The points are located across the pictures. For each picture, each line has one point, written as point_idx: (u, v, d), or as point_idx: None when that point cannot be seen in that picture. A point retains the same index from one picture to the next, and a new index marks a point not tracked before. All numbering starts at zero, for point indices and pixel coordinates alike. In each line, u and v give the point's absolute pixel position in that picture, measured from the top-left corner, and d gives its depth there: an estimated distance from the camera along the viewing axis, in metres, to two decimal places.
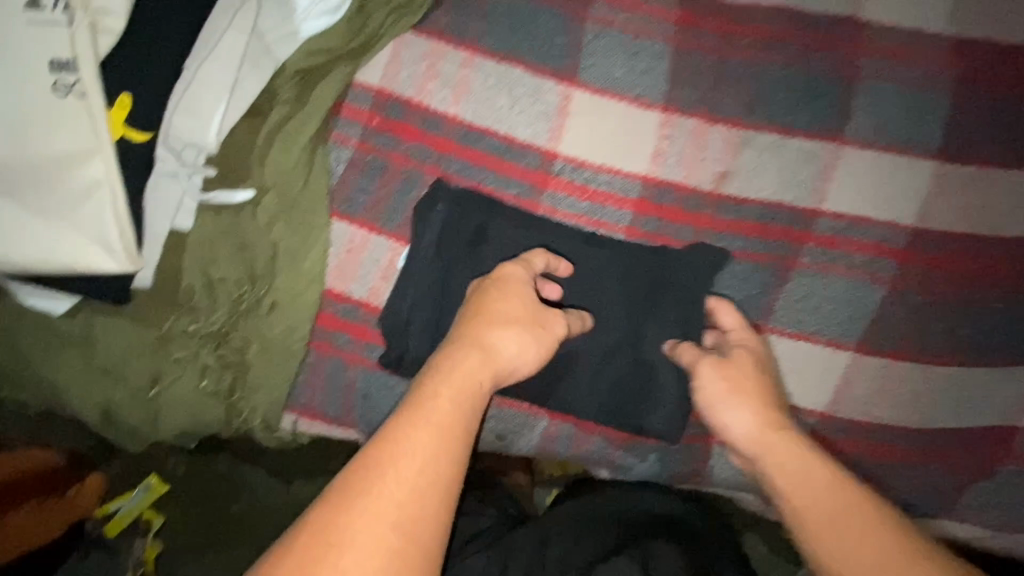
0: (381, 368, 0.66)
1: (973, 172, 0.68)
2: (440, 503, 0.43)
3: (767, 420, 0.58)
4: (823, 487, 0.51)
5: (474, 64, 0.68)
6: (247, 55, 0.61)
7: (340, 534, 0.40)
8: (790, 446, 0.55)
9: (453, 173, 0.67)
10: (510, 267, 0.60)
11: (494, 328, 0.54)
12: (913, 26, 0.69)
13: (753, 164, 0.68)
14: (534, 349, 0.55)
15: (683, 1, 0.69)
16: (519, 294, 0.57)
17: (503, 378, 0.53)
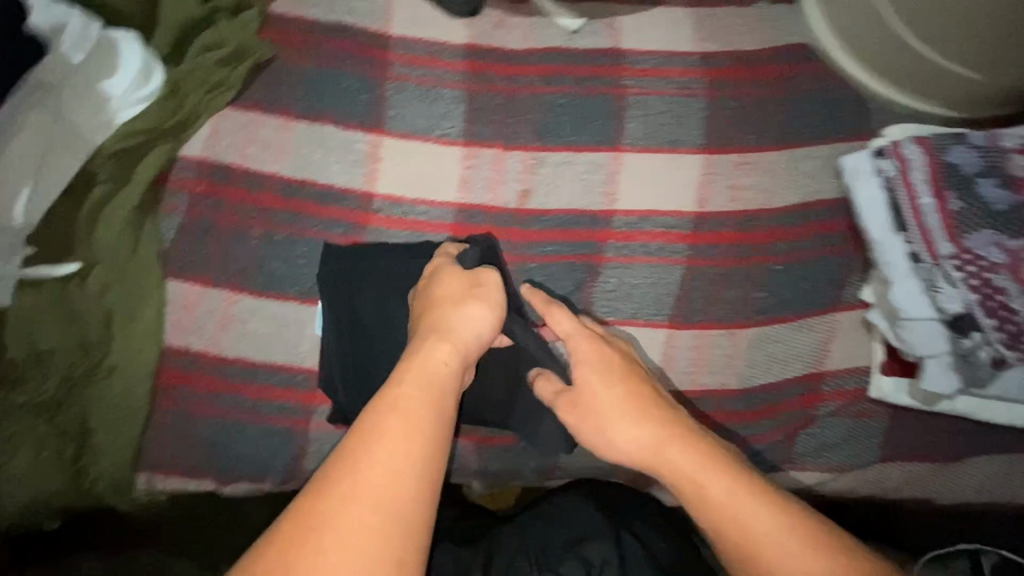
0: (225, 413, 0.69)
1: (739, 159, 0.77)
2: (416, 479, 0.48)
3: (649, 443, 0.61)
4: (733, 509, 0.55)
5: (288, 127, 0.75)
6: (54, 142, 0.68)
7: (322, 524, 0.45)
8: (693, 461, 0.58)
9: (279, 224, 0.72)
10: (437, 260, 0.69)
11: (447, 310, 0.63)
12: (665, 48, 0.80)
13: (550, 180, 0.77)
14: (483, 321, 0.63)
15: (469, 53, 0.79)
16: (455, 277, 0.66)
17: (470, 351, 0.61)
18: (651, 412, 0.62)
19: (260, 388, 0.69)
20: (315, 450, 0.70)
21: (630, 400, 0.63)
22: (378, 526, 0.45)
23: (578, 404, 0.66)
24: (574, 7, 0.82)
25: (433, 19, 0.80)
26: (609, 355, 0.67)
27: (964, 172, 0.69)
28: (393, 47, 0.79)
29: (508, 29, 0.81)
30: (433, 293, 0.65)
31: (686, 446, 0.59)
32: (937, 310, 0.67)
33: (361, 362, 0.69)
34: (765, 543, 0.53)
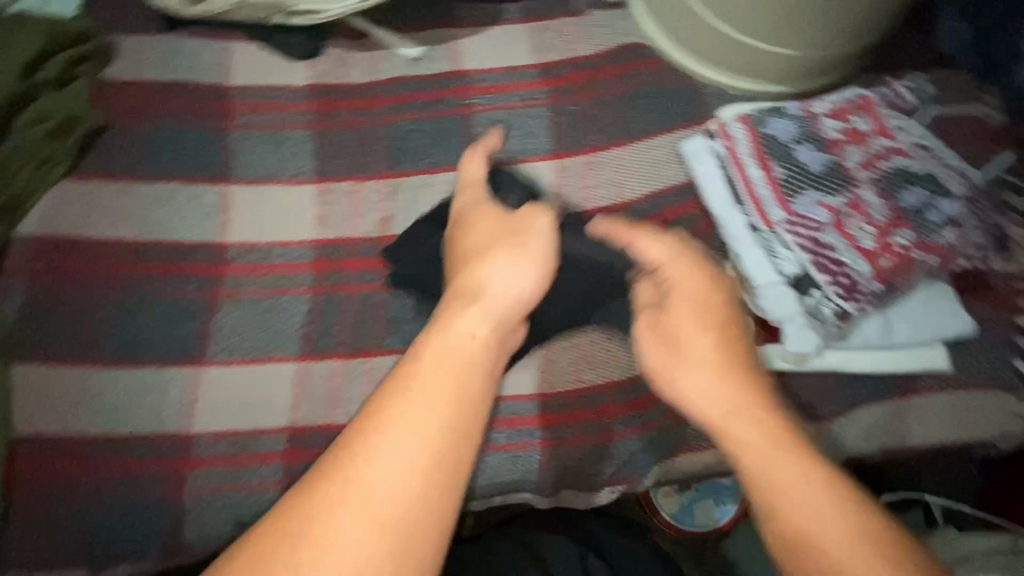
0: (84, 499, 0.63)
1: (587, 159, 0.80)
2: (416, 496, 0.45)
3: (723, 402, 0.53)
4: (795, 483, 0.48)
5: (131, 189, 0.73)
6: None
7: (314, 519, 0.44)
8: (763, 429, 0.51)
9: (130, 288, 0.70)
10: (462, 205, 0.66)
11: (486, 262, 0.58)
12: (505, 64, 0.84)
13: (407, 204, 0.77)
14: (532, 276, 0.57)
15: (313, 94, 0.81)
16: (499, 223, 0.62)
17: (507, 310, 0.56)
18: (738, 365, 0.54)
19: (121, 464, 0.65)
20: (191, 520, 0.64)
21: (715, 349, 0.55)
22: (379, 528, 0.44)
23: (665, 339, 0.58)
24: (413, 37, 0.85)
25: (273, 66, 0.82)
26: (711, 291, 0.58)
27: (781, 141, 0.74)
28: (236, 97, 0.79)
29: (351, 67, 0.83)
30: (467, 241, 0.61)
31: (766, 404, 0.52)
32: (779, 274, 0.71)
33: (228, 416, 0.67)
34: (820, 528, 0.46)
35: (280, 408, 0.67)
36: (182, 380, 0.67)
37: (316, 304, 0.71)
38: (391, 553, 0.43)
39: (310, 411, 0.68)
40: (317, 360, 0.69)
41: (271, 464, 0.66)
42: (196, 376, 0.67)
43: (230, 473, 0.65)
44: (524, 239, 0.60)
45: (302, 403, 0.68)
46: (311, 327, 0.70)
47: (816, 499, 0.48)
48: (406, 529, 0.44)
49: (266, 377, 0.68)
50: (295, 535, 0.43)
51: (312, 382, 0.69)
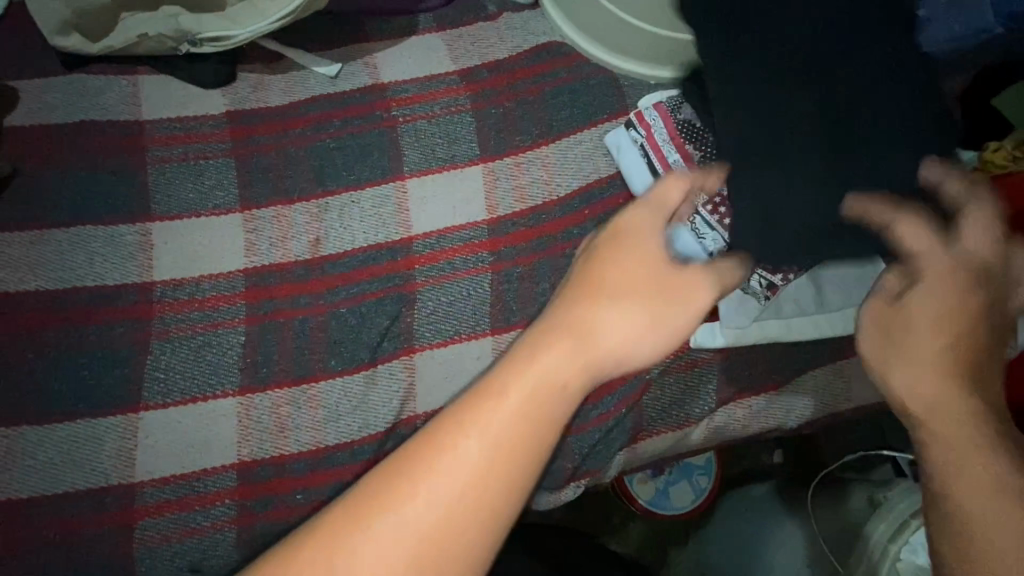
0: (27, 564, 0.61)
1: (515, 159, 0.80)
2: (475, 538, 0.41)
3: (925, 394, 0.48)
4: (981, 488, 0.43)
5: (45, 237, 0.70)
6: None
7: (377, 532, 0.41)
8: (965, 415, 0.46)
9: (52, 340, 0.67)
10: (634, 214, 0.56)
11: (600, 305, 0.51)
12: (425, 73, 0.84)
13: (339, 222, 0.76)
14: (648, 342, 0.51)
15: (231, 121, 0.79)
16: (643, 264, 0.53)
17: (611, 364, 0.50)
18: (957, 360, 0.49)
19: (63, 524, 0.62)
20: (145, 572, 0.63)
21: (927, 339, 0.50)
22: (437, 558, 0.41)
23: (885, 327, 0.53)
24: (329, 54, 0.84)
25: (184, 96, 0.80)
26: (965, 293, 0.52)
27: (696, 124, 0.78)
28: (148, 132, 0.77)
29: (267, 90, 0.82)
30: (598, 269, 0.53)
31: (977, 393, 0.47)
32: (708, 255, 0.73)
33: (170, 460, 0.65)
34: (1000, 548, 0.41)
35: (225, 445, 0.66)
36: (118, 429, 0.65)
37: (251, 335, 0.70)
38: None
39: (256, 444, 0.66)
40: (258, 391, 0.68)
41: (222, 504, 0.65)
42: (131, 423, 0.65)
43: (183, 517, 0.64)
44: (630, 266, 0.53)
45: (248, 437, 0.66)
46: (250, 358, 0.69)
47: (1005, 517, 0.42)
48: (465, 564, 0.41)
49: (206, 415, 0.66)
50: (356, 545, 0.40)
51: (256, 415, 0.67)
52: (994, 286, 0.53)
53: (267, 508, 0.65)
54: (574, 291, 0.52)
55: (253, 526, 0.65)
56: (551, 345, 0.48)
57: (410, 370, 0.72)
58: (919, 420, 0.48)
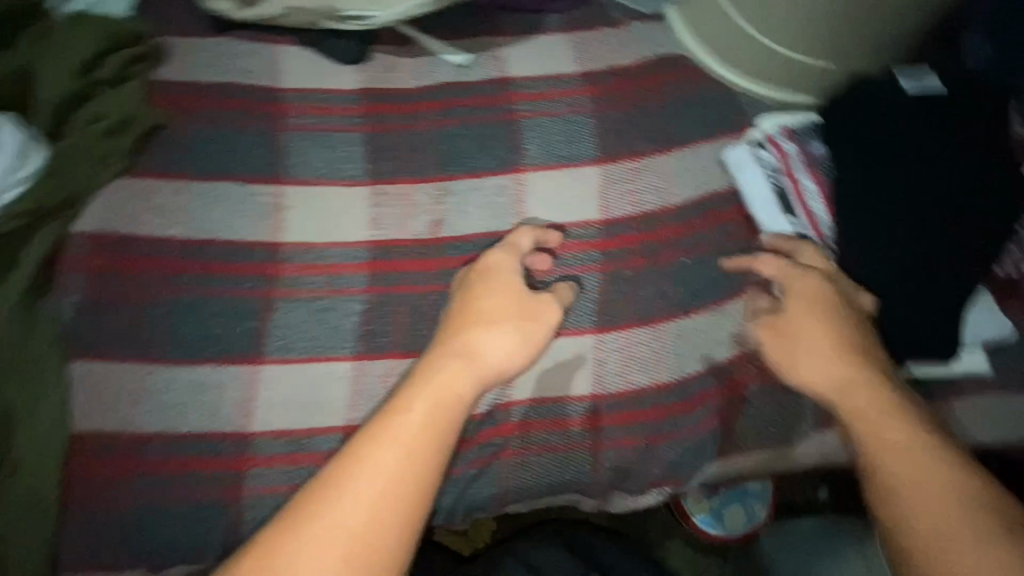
0: (150, 495, 0.65)
1: (633, 163, 0.81)
2: (401, 516, 0.56)
3: (833, 380, 0.67)
4: (900, 459, 0.60)
5: (187, 189, 0.74)
6: None
7: (323, 524, 0.55)
8: (871, 403, 0.65)
9: (187, 286, 0.70)
10: (496, 256, 0.72)
11: (477, 330, 0.67)
12: (551, 73, 0.86)
13: (458, 206, 0.78)
14: (517, 353, 0.68)
15: (365, 97, 0.82)
16: (505, 296, 0.70)
17: (493, 376, 0.67)
18: (847, 351, 0.68)
19: (188, 460, 0.66)
20: (251, 519, 0.67)
21: (823, 337, 0.69)
22: (381, 530, 0.56)
23: (777, 329, 0.72)
24: (460, 43, 0.87)
25: (323, 69, 0.83)
26: (826, 293, 0.71)
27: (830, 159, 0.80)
28: (287, 99, 0.81)
29: (398, 72, 0.85)
30: (474, 300, 0.69)
31: (870, 378, 0.66)
32: None
33: (289, 416, 0.68)
34: (920, 500, 0.58)
35: (336, 408, 0.69)
36: (240, 378, 0.68)
37: (371, 304, 0.72)
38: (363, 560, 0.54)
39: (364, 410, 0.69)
40: (371, 360, 0.70)
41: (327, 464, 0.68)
42: (253, 374, 0.68)
43: (295, 471, 0.67)
44: (493, 297, 0.69)
45: (358, 402, 0.69)
46: (369, 327, 0.71)
47: (924, 476, 0.59)
48: (396, 530, 0.56)
49: (322, 376, 0.69)
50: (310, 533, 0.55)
51: (367, 382, 0.70)
52: (851, 293, 0.73)
53: None
54: (453, 323, 0.68)
55: None
56: (434, 365, 0.65)
57: None
58: (834, 398, 0.67)
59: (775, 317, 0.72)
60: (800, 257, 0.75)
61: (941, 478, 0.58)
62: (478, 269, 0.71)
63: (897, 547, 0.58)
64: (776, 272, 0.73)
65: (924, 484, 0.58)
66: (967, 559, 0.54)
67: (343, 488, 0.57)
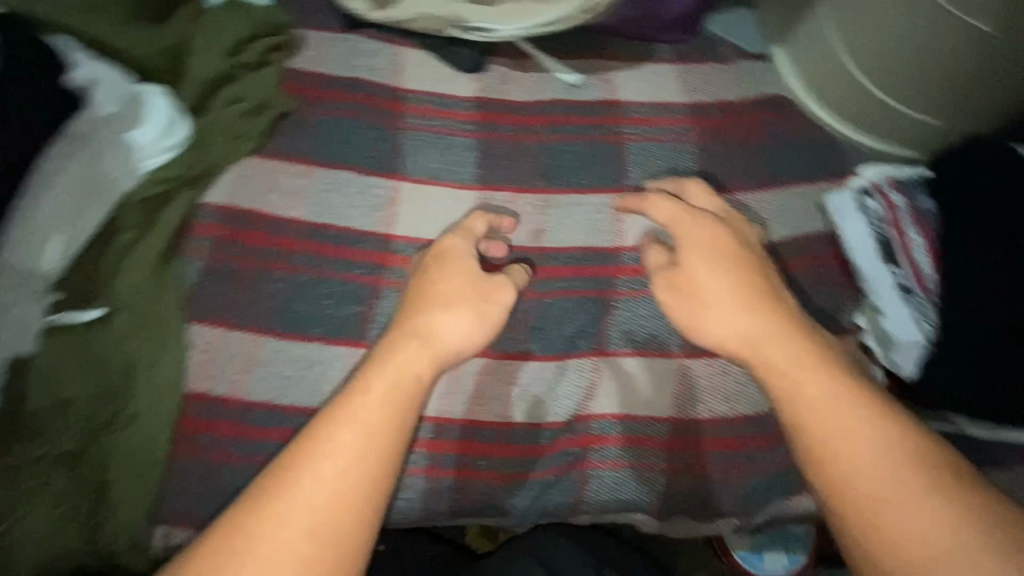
0: (247, 462, 0.68)
1: (732, 197, 0.84)
2: (360, 501, 0.53)
3: (745, 335, 0.63)
4: (827, 409, 0.56)
5: (310, 173, 0.77)
6: (91, 191, 0.67)
7: (278, 511, 0.52)
8: (796, 359, 0.60)
9: (302, 265, 0.74)
10: (452, 242, 0.71)
11: (438, 313, 0.65)
12: (658, 100, 0.89)
13: (559, 219, 0.81)
14: (472, 332, 0.66)
15: (480, 106, 0.86)
16: (461, 279, 0.68)
17: (450, 358, 0.65)
18: (755, 306, 0.64)
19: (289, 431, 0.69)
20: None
21: (732, 294, 0.65)
22: (342, 507, 0.53)
23: (676, 285, 0.68)
24: (573, 63, 0.90)
25: (443, 75, 0.87)
26: (721, 238, 0.68)
27: (936, 215, 0.80)
28: (408, 100, 0.85)
29: (512, 85, 0.88)
30: (428, 287, 0.67)
31: (806, 345, 0.61)
32: (922, 336, 0.76)
33: None
34: (864, 454, 0.54)
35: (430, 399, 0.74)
36: (342, 360, 0.71)
37: None
38: (327, 547, 0.51)
39: (456, 405, 0.75)
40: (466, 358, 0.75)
41: (417, 452, 0.73)
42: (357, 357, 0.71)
43: None
44: (453, 278, 0.68)
45: (451, 395, 0.75)
46: None
47: (859, 424, 0.55)
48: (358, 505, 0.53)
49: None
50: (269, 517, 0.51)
51: (460, 376, 0.75)
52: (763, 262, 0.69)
53: (459, 463, 0.74)
54: (409, 310, 0.66)
55: (439, 477, 0.74)
56: (389, 350, 0.62)
57: (597, 371, 0.77)
58: (754, 357, 0.63)
59: (676, 274, 0.68)
60: (690, 197, 0.76)
61: (895, 454, 0.54)
62: (434, 253, 0.70)
63: (838, 509, 0.54)
64: (670, 216, 0.72)
65: (864, 461, 0.54)
66: (898, 506, 0.52)
67: (302, 472, 0.53)
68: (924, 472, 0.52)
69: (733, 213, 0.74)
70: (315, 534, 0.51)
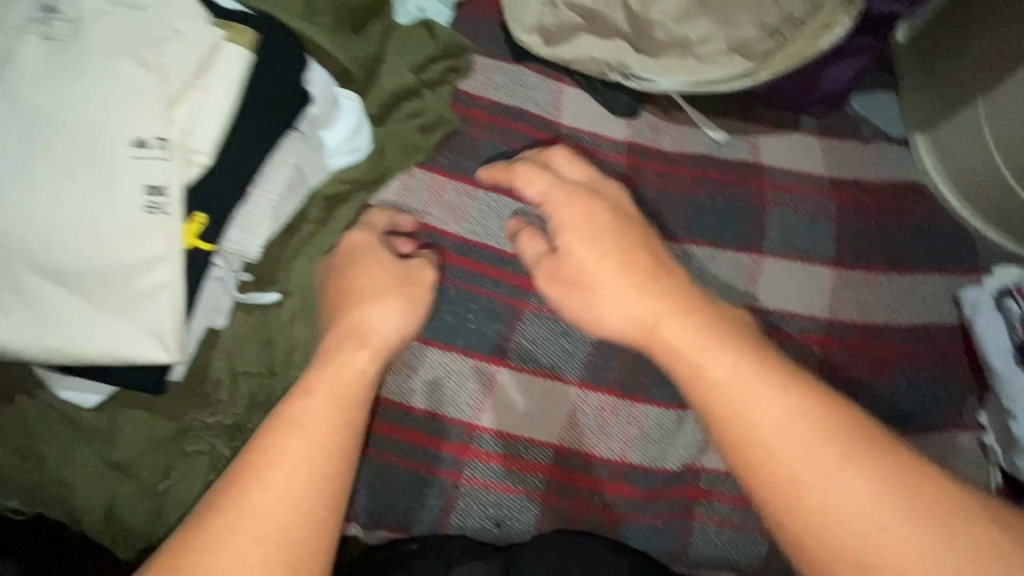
0: (381, 458, 0.73)
1: (865, 276, 0.86)
2: (318, 505, 0.50)
3: (638, 320, 0.56)
4: (742, 393, 0.49)
5: (472, 193, 0.82)
6: (294, 183, 0.68)
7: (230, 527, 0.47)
8: (693, 343, 0.52)
9: (454, 278, 0.79)
10: (357, 234, 0.69)
11: (365, 309, 0.62)
12: (801, 168, 0.91)
13: (695, 271, 0.85)
14: (398, 317, 0.63)
15: (629, 149, 0.90)
16: (380, 273, 0.65)
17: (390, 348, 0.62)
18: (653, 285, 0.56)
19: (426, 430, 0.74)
20: (461, 506, 0.74)
21: (622, 284, 0.56)
22: (295, 490, 0.49)
23: (558, 275, 0.61)
24: (722, 122, 0.93)
25: (599, 116, 0.92)
26: (596, 214, 0.61)
27: None
28: (564, 134, 0.90)
29: (662, 133, 0.92)
30: (353, 281, 0.65)
31: (687, 331, 0.53)
32: None
33: (520, 419, 0.76)
34: (775, 438, 0.47)
35: (555, 425, 0.77)
36: (481, 373, 0.76)
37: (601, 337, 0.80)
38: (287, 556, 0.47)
39: (578, 434, 0.77)
40: (591, 390, 0.78)
41: (536, 475, 0.75)
42: (494, 373, 0.77)
43: (513, 471, 0.75)
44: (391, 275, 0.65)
45: (574, 425, 0.77)
46: (595, 360, 0.79)
47: (762, 405, 0.48)
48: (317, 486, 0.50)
49: (552, 393, 0.77)
50: (224, 530, 0.46)
51: (586, 408, 0.78)
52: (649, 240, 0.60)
53: (580, 494, 0.76)
54: (338, 309, 0.64)
55: (555, 505, 0.75)
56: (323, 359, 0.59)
57: None
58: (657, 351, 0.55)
59: (557, 259, 0.61)
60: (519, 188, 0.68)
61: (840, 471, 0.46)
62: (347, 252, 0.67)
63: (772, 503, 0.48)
64: (541, 191, 0.65)
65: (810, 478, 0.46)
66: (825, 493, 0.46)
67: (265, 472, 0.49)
68: (842, 440, 0.47)
69: (607, 182, 0.67)
70: (274, 538, 0.47)
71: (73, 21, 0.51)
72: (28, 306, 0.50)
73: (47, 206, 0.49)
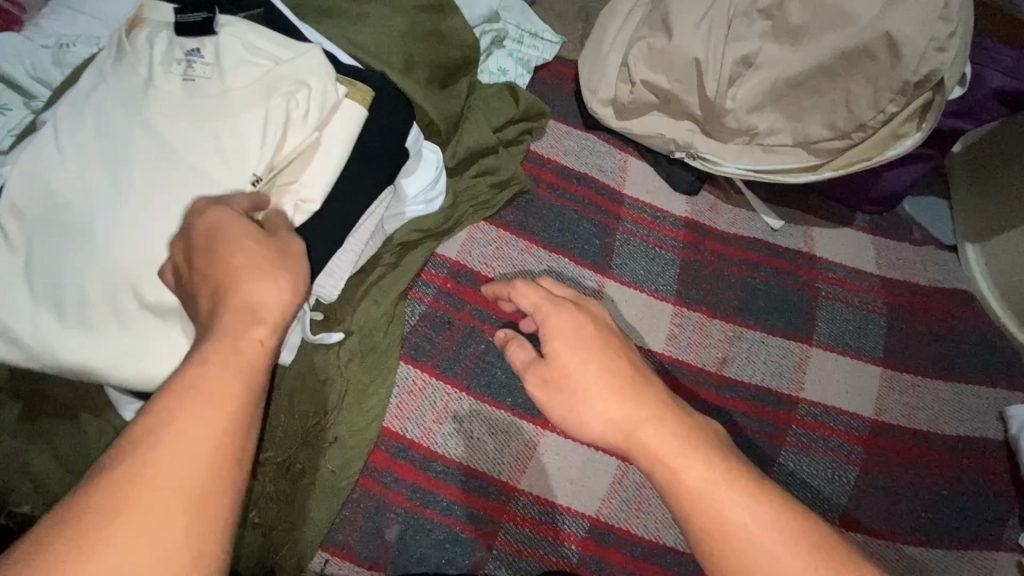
0: (420, 512, 0.71)
1: (911, 379, 0.86)
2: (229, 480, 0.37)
3: (617, 421, 0.47)
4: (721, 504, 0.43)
5: (532, 250, 0.85)
6: (376, 232, 0.72)
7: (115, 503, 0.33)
8: (669, 445, 0.45)
9: None
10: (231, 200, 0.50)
11: (253, 292, 0.42)
12: (853, 263, 0.93)
13: (745, 354, 0.85)
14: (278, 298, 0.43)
15: (687, 225, 0.92)
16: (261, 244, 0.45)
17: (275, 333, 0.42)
18: (628, 389, 0.48)
19: (465, 486, 0.73)
20: (491, 570, 0.71)
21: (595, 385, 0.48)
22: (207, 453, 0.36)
23: (548, 379, 0.50)
24: (779, 208, 0.95)
25: (661, 190, 0.94)
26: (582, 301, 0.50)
27: None
28: (626, 205, 0.91)
29: (720, 213, 0.94)
30: (220, 257, 0.44)
31: (648, 430, 0.46)
32: None
33: (562, 486, 0.75)
34: (753, 547, 0.41)
35: (593, 497, 0.75)
36: (525, 435, 0.76)
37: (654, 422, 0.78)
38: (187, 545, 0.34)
39: (615, 509, 0.75)
40: (634, 465, 0.77)
41: (569, 547, 0.74)
42: (539, 435, 0.76)
43: (547, 540, 0.73)
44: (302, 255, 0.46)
45: (614, 499, 0.76)
46: None
47: (736, 517, 0.42)
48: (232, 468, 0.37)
49: (594, 463, 0.76)
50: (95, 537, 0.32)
51: (626, 483, 0.77)
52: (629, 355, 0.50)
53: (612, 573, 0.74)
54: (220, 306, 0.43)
55: None
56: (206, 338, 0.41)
57: None
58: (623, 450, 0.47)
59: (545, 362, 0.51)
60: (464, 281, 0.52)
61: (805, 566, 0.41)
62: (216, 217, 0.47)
63: None
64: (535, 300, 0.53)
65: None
66: None
67: (141, 463, 0.34)
68: (806, 541, 0.42)
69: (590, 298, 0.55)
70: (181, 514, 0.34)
71: (213, 66, 0.56)
72: (117, 328, 0.54)
73: (151, 235, 0.53)
